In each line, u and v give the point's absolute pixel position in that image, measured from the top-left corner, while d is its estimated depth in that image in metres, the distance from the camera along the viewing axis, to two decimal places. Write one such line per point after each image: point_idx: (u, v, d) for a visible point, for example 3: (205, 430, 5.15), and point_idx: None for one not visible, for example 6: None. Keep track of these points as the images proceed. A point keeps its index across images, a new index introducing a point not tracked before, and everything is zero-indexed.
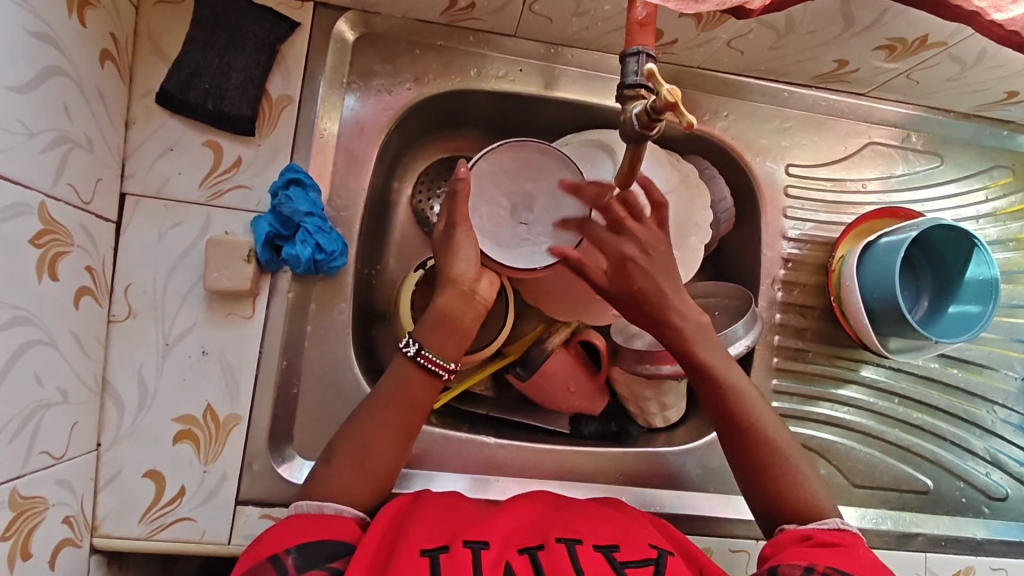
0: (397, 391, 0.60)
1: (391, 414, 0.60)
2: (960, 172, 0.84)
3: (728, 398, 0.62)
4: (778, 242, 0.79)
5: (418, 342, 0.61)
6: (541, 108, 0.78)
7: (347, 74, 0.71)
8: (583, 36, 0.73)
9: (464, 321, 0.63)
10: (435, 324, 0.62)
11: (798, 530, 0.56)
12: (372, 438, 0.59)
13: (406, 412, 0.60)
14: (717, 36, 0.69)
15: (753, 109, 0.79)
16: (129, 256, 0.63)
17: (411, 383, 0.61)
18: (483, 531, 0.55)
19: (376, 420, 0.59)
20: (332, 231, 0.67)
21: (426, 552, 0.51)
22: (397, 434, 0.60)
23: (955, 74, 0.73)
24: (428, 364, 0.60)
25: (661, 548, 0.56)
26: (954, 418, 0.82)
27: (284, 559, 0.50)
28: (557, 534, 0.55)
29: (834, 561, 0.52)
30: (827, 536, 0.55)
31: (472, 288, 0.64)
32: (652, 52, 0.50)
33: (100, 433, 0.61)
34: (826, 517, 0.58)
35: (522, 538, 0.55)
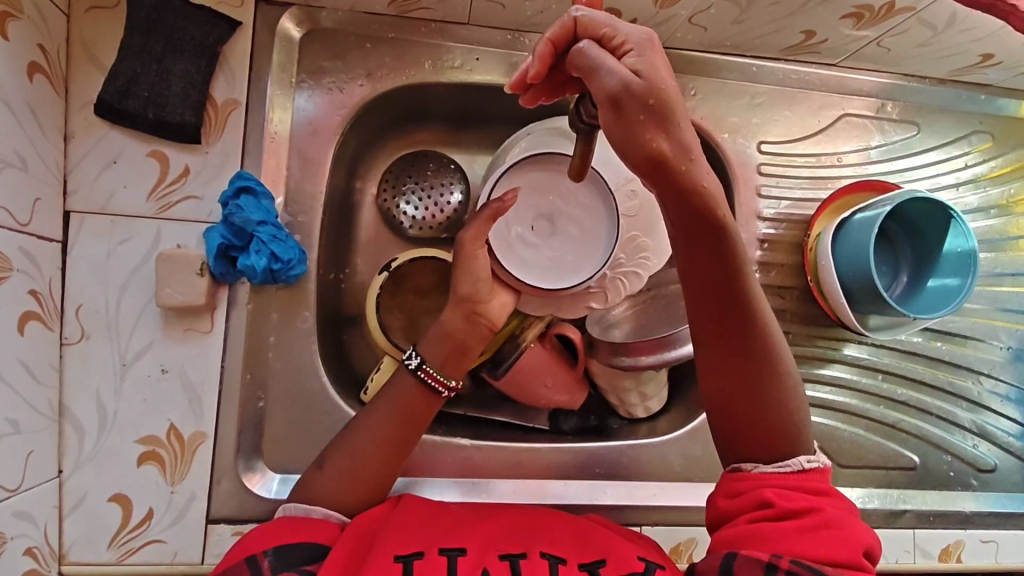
0: (400, 407, 0.60)
1: (392, 417, 0.60)
2: (938, 139, 0.82)
3: (738, 323, 0.51)
4: (754, 222, 0.77)
5: (420, 356, 0.62)
6: (502, 97, 0.75)
7: (296, 73, 0.68)
8: (539, 20, 0.70)
9: (466, 340, 0.64)
10: (445, 337, 0.64)
11: (757, 489, 0.52)
12: (369, 444, 0.58)
13: (402, 420, 0.60)
14: (677, 13, 0.67)
15: (721, 85, 0.76)
16: (78, 275, 0.61)
17: (412, 393, 0.61)
18: (463, 537, 0.54)
19: (373, 433, 0.59)
20: (289, 238, 0.65)
21: (399, 557, 0.50)
22: (392, 449, 0.59)
23: (927, 39, 0.70)
24: (428, 380, 0.61)
25: (648, 560, 0.54)
26: (940, 392, 0.80)
27: (261, 560, 0.50)
28: (540, 547, 0.54)
29: (796, 546, 0.48)
30: (788, 502, 0.50)
31: (480, 308, 0.65)
32: None
33: (61, 459, 0.60)
34: (790, 457, 0.53)
35: (504, 543, 0.54)
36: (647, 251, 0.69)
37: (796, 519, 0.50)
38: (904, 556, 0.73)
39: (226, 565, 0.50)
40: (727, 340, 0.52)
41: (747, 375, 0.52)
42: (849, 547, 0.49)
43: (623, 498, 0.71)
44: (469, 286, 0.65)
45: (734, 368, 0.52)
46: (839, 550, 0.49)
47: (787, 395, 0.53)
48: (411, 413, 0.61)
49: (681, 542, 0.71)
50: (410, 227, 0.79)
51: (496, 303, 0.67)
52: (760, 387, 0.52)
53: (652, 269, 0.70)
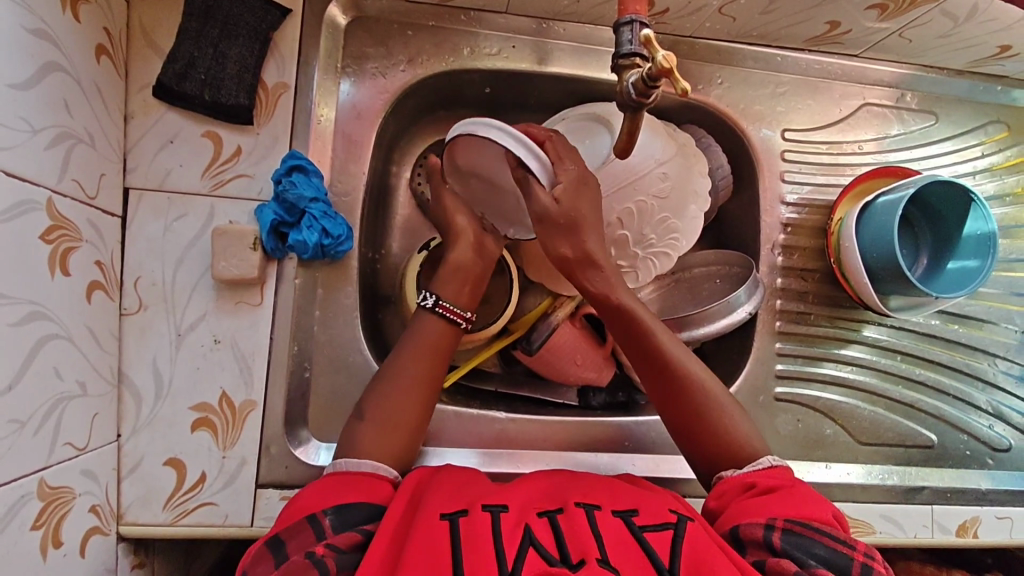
0: (423, 341, 0.65)
1: (416, 358, 0.63)
2: (955, 129, 0.84)
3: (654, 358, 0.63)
4: (777, 207, 0.79)
5: (434, 295, 0.67)
6: (535, 84, 0.78)
7: (341, 59, 0.71)
8: (574, 10, 0.73)
9: (474, 270, 0.69)
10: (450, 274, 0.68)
11: (738, 478, 0.58)
12: (395, 385, 0.62)
13: (426, 357, 0.64)
14: (709, 3, 0.69)
15: (746, 75, 0.79)
16: (136, 249, 0.64)
17: (434, 330, 0.65)
18: (504, 497, 0.55)
19: (404, 377, 0.62)
20: (338, 215, 0.68)
21: (445, 515, 0.51)
22: (427, 388, 0.63)
23: (949, 30, 0.73)
24: (446, 313, 0.66)
25: (680, 513, 0.55)
26: (957, 373, 0.83)
27: (322, 520, 0.51)
28: (575, 499, 0.55)
29: (784, 510, 0.53)
30: (767, 481, 0.57)
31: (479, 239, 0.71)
32: (646, 19, 0.50)
33: (120, 424, 0.63)
34: (760, 458, 0.60)
35: (543, 502, 0.55)
36: (677, 232, 0.72)
37: (777, 490, 0.56)
38: (922, 531, 0.74)
39: (282, 527, 0.51)
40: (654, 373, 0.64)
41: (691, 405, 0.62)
42: (825, 508, 0.55)
43: (652, 469, 0.74)
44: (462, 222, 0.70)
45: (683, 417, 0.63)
46: (820, 511, 0.54)
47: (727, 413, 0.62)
48: (434, 348, 0.65)
49: None
50: None
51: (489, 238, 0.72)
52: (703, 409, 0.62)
53: (680, 250, 0.73)
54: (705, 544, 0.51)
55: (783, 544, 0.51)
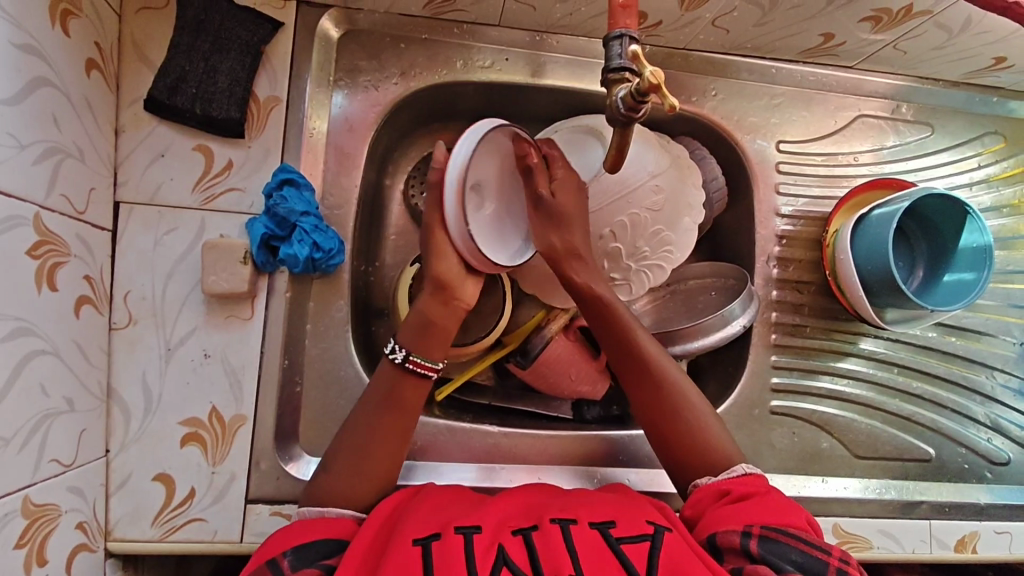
0: (388, 393, 0.61)
1: (383, 406, 0.60)
2: (952, 140, 0.84)
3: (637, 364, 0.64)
4: (772, 219, 0.79)
5: (404, 348, 0.61)
6: (529, 97, 0.78)
7: (333, 72, 0.71)
8: (566, 22, 0.73)
9: (447, 325, 0.63)
10: (426, 327, 0.62)
11: (713, 485, 0.59)
12: (365, 432, 0.59)
13: (394, 406, 0.61)
14: (702, 15, 0.69)
15: (741, 87, 0.79)
16: (126, 263, 0.64)
17: (403, 382, 0.61)
18: (477, 515, 0.55)
19: (371, 425, 0.59)
20: (329, 229, 0.68)
21: (417, 541, 0.50)
22: (391, 443, 0.60)
23: (943, 42, 0.72)
24: (417, 368, 0.61)
25: (658, 522, 0.56)
26: (955, 386, 0.82)
27: (281, 560, 0.50)
28: (551, 515, 0.55)
29: (759, 516, 0.54)
30: (741, 487, 0.58)
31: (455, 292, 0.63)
32: (635, 34, 0.49)
33: (108, 440, 0.62)
34: (734, 464, 0.61)
35: (517, 519, 0.55)
36: (671, 244, 0.72)
37: (752, 497, 0.56)
38: (920, 546, 0.74)
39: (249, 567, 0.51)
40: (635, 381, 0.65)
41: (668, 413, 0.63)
42: (798, 512, 0.55)
43: (646, 483, 0.73)
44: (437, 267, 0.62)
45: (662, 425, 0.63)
46: (795, 515, 0.55)
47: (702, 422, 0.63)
48: (395, 402, 0.61)
49: None
50: None
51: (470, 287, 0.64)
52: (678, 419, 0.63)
53: (674, 262, 0.73)
54: (681, 559, 0.51)
55: (760, 551, 0.51)
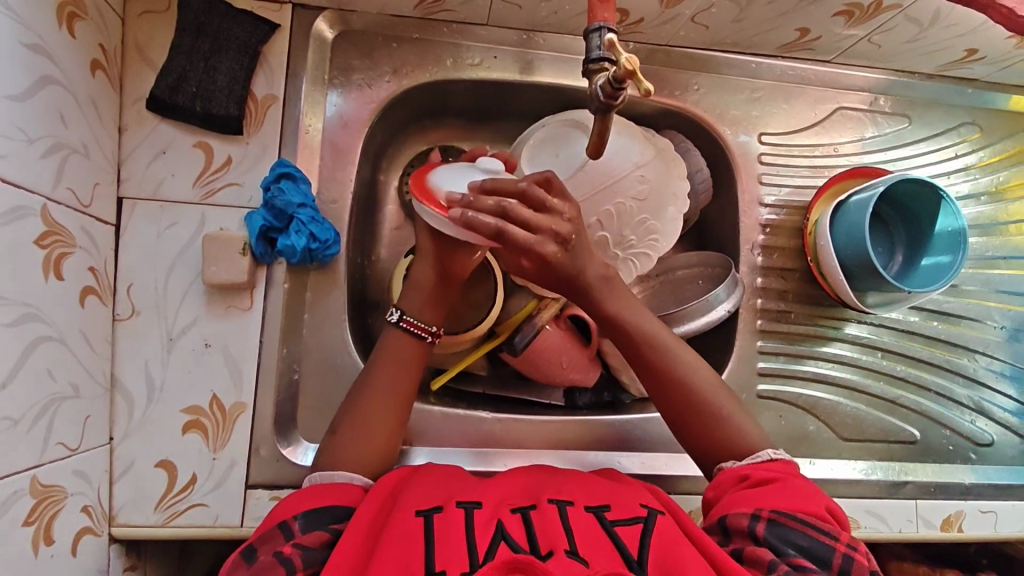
0: (390, 358, 0.65)
1: (386, 371, 0.64)
2: (929, 131, 0.87)
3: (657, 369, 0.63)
4: (755, 208, 0.81)
5: (399, 309, 0.67)
6: (518, 94, 0.81)
7: (328, 71, 0.74)
8: (552, 21, 0.76)
9: (438, 290, 0.68)
10: (413, 286, 0.67)
11: (736, 469, 0.60)
12: (367, 398, 0.63)
13: (396, 370, 0.64)
14: (681, 12, 0.72)
15: (722, 81, 0.82)
16: (129, 256, 0.66)
17: (403, 345, 0.65)
18: (481, 492, 0.57)
19: (375, 390, 0.63)
20: (325, 221, 0.70)
21: (420, 512, 0.52)
22: (396, 405, 0.63)
23: (915, 35, 0.75)
24: (412, 328, 0.66)
25: (651, 507, 0.58)
26: (939, 369, 0.84)
27: (292, 524, 0.53)
28: (549, 495, 0.56)
29: (772, 501, 0.55)
30: (761, 473, 0.58)
31: (442, 262, 0.67)
32: (614, 26, 0.52)
33: (112, 427, 0.64)
34: (760, 451, 0.61)
35: (517, 497, 0.56)
36: (656, 233, 0.74)
37: (770, 483, 0.57)
38: (907, 526, 0.76)
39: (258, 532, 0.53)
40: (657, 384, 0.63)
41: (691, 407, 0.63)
42: (816, 502, 0.56)
43: (638, 467, 0.75)
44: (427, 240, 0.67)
45: (687, 418, 0.63)
46: (811, 504, 0.55)
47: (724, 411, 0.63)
48: (399, 365, 0.64)
49: (692, 510, 0.74)
50: None
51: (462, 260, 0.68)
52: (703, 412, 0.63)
53: (660, 250, 0.75)
54: (673, 539, 0.53)
55: (766, 534, 0.53)
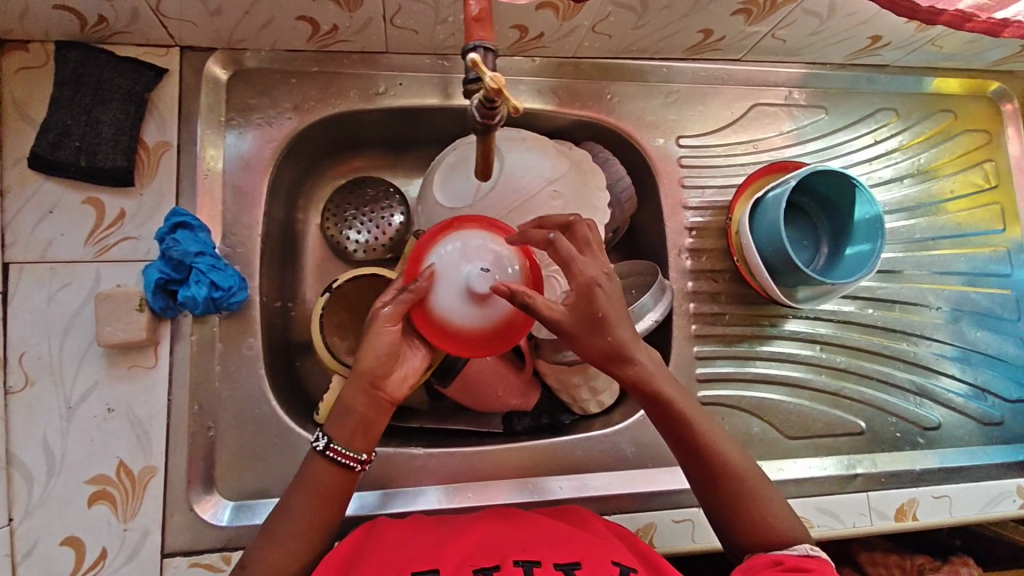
0: (311, 489, 0.57)
1: (312, 501, 0.57)
2: (847, 119, 0.87)
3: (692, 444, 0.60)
4: (680, 212, 0.80)
5: (325, 435, 0.57)
6: (430, 119, 0.79)
7: (224, 112, 0.71)
8: (452, 43, 0.74)
9: (370, 415, 0.58)
10: (344, 411, 0.58)
11: (766, 555, 0.55)
12: (293, 528, 0.56)
13: (320, 498, 0.57)
14: (580, 24, 0.71)
15: (634, 88, 0.81)
16: (19, 324, 0.62)
17: (325, 473, 0.57)
18: (439, 554, 0.54)
19: (297, 521, 0.56)
20: (227, 267, 0.66)
21: None
22: (310, 536, 0.56)
23: (817, 27, 0.75)
24: (339, 458, 0.57)
25: (624, 564, 0.54)
26: (881, 357, 0.83)
27: None
28: (515, 557, 0.54)
29: None
30: (797, 562, 0.54)
31: (377, 381, 0.58)
32: (490, 45, 0.52)
33: (11, 508, 0.60)
34: (797, 544, 0.56)
35: (477, 560, 0.53)
36: None
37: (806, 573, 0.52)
38: (859, 519, 0.74)
39: None
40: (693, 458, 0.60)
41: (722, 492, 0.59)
42: None
43: (583, 490, 0.72)
44: (369, 361, 0.57)
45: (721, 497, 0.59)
46: None
47: (761, 498, 0.59)
48: (329, 489, 0.57)
49: (639, 528, 0.72)
50: (355, 250, 0.83)
51: (400, 375, 0.60)
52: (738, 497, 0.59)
53: None
54: None
55: None
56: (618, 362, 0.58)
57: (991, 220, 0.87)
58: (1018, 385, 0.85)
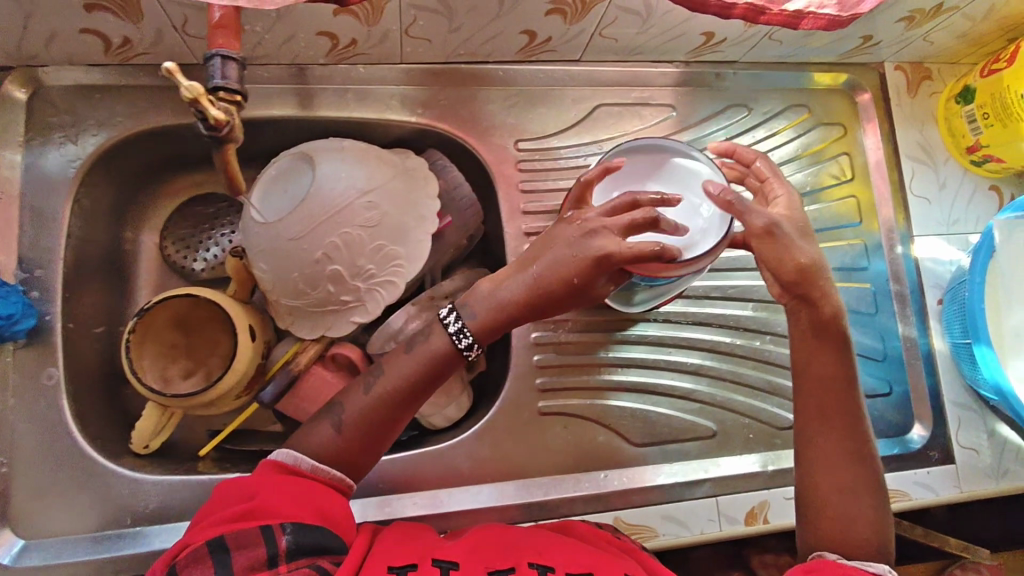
0: (421, 364, 0.62)
1: (404, 394, 0.62)
2: (697, 117, 0.85)
3: (833, 418, 0.61)
4: (519, 218, 0.79)
5: (460, 321, 0.62)
6: (259, 132, 0.77)
7: (22, 132, 0.69)
8: (263, 53, 0.70)
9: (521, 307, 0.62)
10: (486, 305, 0.62)
11: (840, 563, 0.55)
12: (371, 408, 0.61)
13: (421, 378, 0.62)
14: (388, 29, 0.68)
15: (470, 92, 0.79)
16: None
17: (441, 353, 0.62)
18: (454, 550, 0.55)
19: (374, 402, 0.61)
20: (12, 293, 0.66)
21: (394, 568, 0.52)
22: (401, 411, 0.62)
23: (642, 25, 0.72)
24: (456, 343, 0.62)
25: None
26: (733, 358, 0.81)
27: (279, 536, 0.50)
28: (529, 559, 0.54)
29: None
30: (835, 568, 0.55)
31: (542, 280, 0.61)
32: (233, 52, 0.50)
33: None
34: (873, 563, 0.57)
35: (496, 560, 0.54)
36: (398, 259, 0.70)
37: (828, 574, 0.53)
38: (708, 525, 0.74)
39: (240, 526, 0.50)
40: (828, 434, 0.61)
41: (857, 471, 0.60)
42: None
43: (410, 509, 0.71)
44: (563, 249, 0.60)
45: (840, 484, 0.59)
46: None
47: (870, 493, 0.59)
48: (438, 370, 0.62)
49: None
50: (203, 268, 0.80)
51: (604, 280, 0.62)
52: (853, 477, 0.60)
53: (406, 276, 0.71)
54: None
55: None
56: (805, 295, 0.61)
57: (846, 214, 0.87)
58: (877, 379, 0.84)
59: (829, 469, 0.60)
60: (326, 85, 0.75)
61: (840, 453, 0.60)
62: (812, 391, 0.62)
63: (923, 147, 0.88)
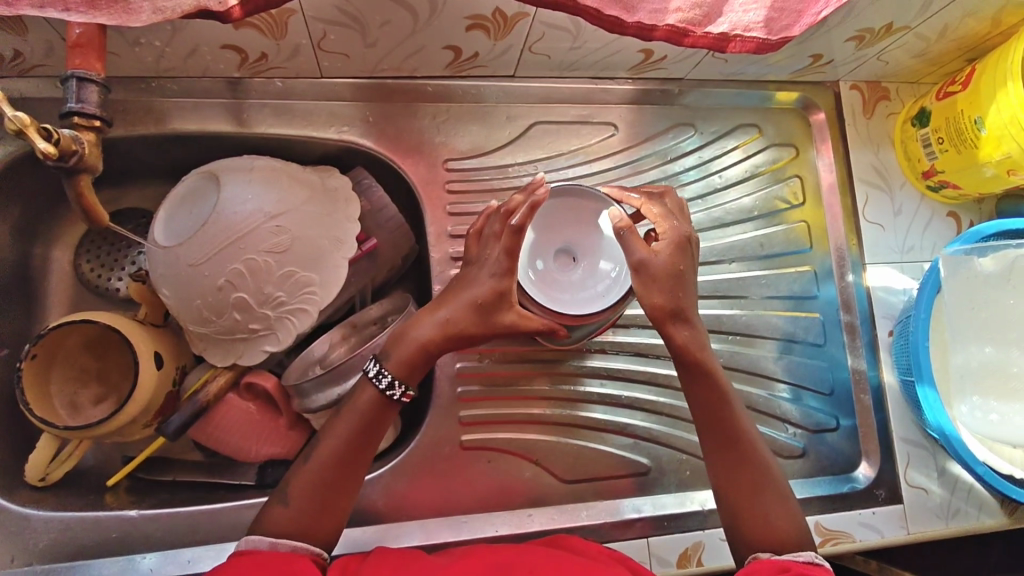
0: (357, 415, 0.59)
1: (345, 444, 0.58)
2: (639, 136, 0.81)
3: (726, 429, 0.60)
4: (446, 241, 0.75)
5: (380, 366, 0.59)
6: (172, 148, 0.73)
7: None
8: (169, 66, 0.67)
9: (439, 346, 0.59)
10: (401, 352, 0.59)
11: (774, 560, 0.53)
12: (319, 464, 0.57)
13: (366, 429, 0.59)
14: (298, 43, 0.64)
15: (397, 108, 0.75)
16: None
17: (369, 407, 0.59)
18: None
19: (321, 456, 0.57)
20: None
21: None
22: (351, 464, 0.58)
23: (572, 42, 0.69)
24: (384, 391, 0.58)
25: None
26: (672, 391, 0.77)
27: None
28: None
29: None
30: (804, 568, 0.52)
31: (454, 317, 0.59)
32: (92, 74, 0.52)
33: None
34: (799, 551, 0.55)
35: None
36: (310, 286, 0.67)
37: None
38: None
39: None
40: (723, 445, 0.60)
41: (756, 474, 0.59)
42: None
43: None
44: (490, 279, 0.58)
45: (749, 488, 0.58)
46: None
47: (776, 485, 0.59)
48: (377, 421, 0.59)
49: None
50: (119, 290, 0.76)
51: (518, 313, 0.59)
52: (759, 478, 0.59)
53: (321, 304, 0.68)
54: None
55: None
56: (677, 321, 0.59)
57: (797, 240, 0.83)
58: (824, 414, 0.80)
59: (735, 476, 0.59)
60: (240, 100, 0.72)
61: (739, 460, 0.59)
62: (703, 407, 0.61)
63: (878, 170, 0.84)
